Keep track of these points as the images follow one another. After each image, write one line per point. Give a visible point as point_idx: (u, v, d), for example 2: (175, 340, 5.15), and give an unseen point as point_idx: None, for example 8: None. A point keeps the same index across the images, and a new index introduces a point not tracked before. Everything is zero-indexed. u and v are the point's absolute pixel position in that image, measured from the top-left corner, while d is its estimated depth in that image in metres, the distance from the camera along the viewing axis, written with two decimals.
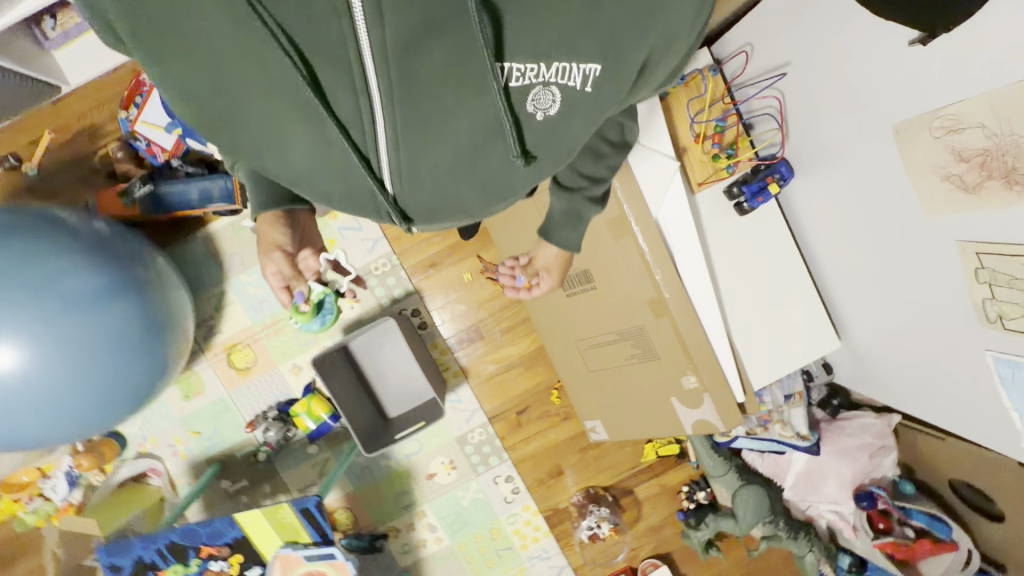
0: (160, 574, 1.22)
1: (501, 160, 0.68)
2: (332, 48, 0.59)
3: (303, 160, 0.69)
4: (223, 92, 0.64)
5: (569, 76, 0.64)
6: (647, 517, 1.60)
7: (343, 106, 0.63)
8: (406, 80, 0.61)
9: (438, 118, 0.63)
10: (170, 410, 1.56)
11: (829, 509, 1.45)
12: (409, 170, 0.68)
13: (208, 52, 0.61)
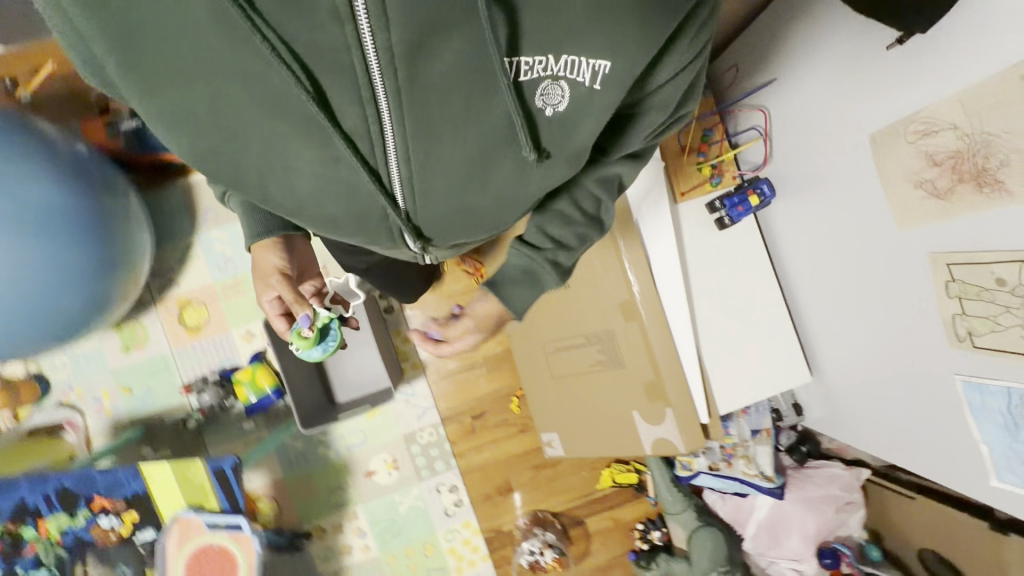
0: (39, 525, 1.00)
1: (514, 169, 0.59)
2: (332, 58, 0.47)
3: (310, 186, 0.58)
4: (211, 119, 0.53)
5: (577, 71, 0.53)
6: (595, 554, 1.47)
7: (347, 119, 0.51)
8: (416, 85, 0.49)
9: (455, 125, 0.53)
10: (106, 360, 1.41)
11: (789, 566, 1.34)
12: (425, 188, 0.59)
13: (184, 71, 0.49)
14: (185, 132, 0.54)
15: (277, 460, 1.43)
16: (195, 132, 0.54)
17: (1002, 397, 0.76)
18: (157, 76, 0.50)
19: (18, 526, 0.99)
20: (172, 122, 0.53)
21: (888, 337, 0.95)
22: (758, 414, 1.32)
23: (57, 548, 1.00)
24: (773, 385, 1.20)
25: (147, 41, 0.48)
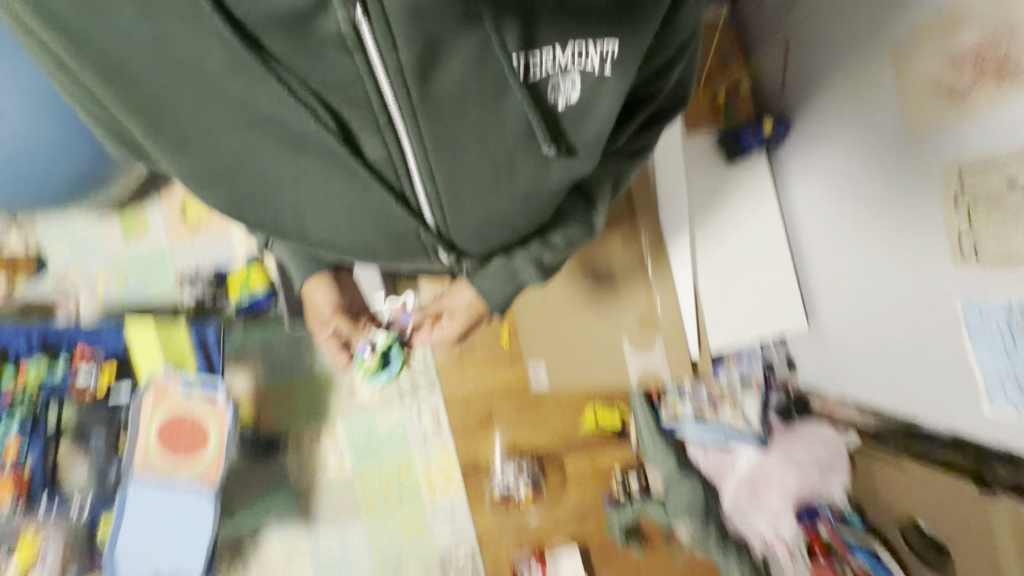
0: (21, 370, 1.03)
1: (530, 170, 0.64)
2: (346, 86, 0.54)
3: (340, 204, 0.66)
4: (245, 163, 0.62)
5: (586, 60, 0.56)
6: (569, 497, 1.44)
7: (365, 139, 0.59)
8: (428, 100, 0.55)
9: (469, 135, 0.59)
10: (105, 246, 1.42)
11: (767, 527, 1.30)
12: (446, 199, 0.65)
13: (221, 127, 0.59)
14: (228, 179, 0.63)
15: (263, 366, 1.43)
16: (240, 182, 0.64)
17: (1004, 313, 0.76)
18: (198, 136, 0.59)
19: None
20: (220, 177, 0.63)
21: (889, 263, 0.93)
22: (749, 363, 1.33)
23: (34, 395, 1.02)
24: (769, 326, 1.19)
25: (185, 108, 0.57)
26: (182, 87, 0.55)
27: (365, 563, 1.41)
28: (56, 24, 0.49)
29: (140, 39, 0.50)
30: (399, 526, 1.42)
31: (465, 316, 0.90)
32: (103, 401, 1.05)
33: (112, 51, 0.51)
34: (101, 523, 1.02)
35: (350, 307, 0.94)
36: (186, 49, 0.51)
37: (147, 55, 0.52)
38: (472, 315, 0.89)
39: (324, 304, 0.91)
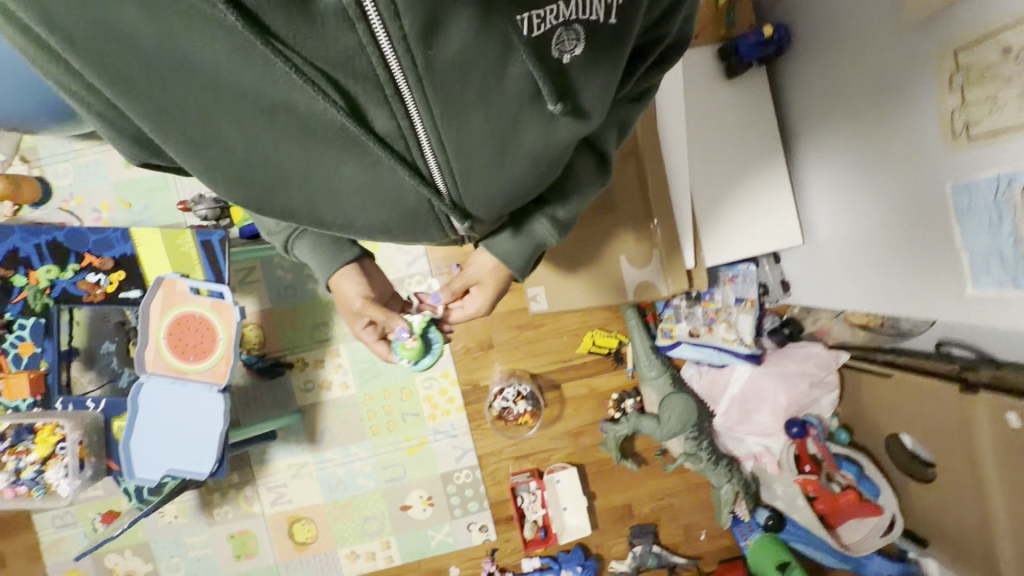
0: (30, 275, 1.02)
1: (546, 142, 0.56)
2: (338, 56, 0.44)
3: (353, 193, 0.59)
4: (251, 157, 0.54)
5: (593, 5, 0.44)
6: (567, 419, 1.49)
7: (374, 114, 0.50)
8: (435, 69, 0.46)
9: (484, 109, 0.51)
10: (107, 172, 1.43)
11: (757, 442, 1.37)
12: (464, 178, 0.58)
13: (221, 125, 0.51)
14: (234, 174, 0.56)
15: (267, 290, 1.46)
16: (244, 171, 0.56)
17: (990, 189, 0.75)
18: (196, 130, 0.51)
19: (9, 272, 1.02)
20: (223, 167, 0.55)
21: (887, 181, 0.95)
22: (744, 283, 1.35)
23: (47, 297, 1.03)
24: (761, 244, 1.21)
25: (181, 102, 0.48)
26: (174, 75, 0.46)
27: (369, 476, 1.48)
28: (48, 23, 0.41)
29: (119, 16, 0.41)
30: (401, 444, 1.48)
31: (496, 278, 0.86)
32: (113, 301, 1.03)
33: (101, 49, 0.43)
34: (116, 424, 1.05)
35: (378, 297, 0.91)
36: (180, 37, 0.43)
37: (134, 39, 0.43)
38: (500, 279, 0.87)
39: (354, 297, 0.88)
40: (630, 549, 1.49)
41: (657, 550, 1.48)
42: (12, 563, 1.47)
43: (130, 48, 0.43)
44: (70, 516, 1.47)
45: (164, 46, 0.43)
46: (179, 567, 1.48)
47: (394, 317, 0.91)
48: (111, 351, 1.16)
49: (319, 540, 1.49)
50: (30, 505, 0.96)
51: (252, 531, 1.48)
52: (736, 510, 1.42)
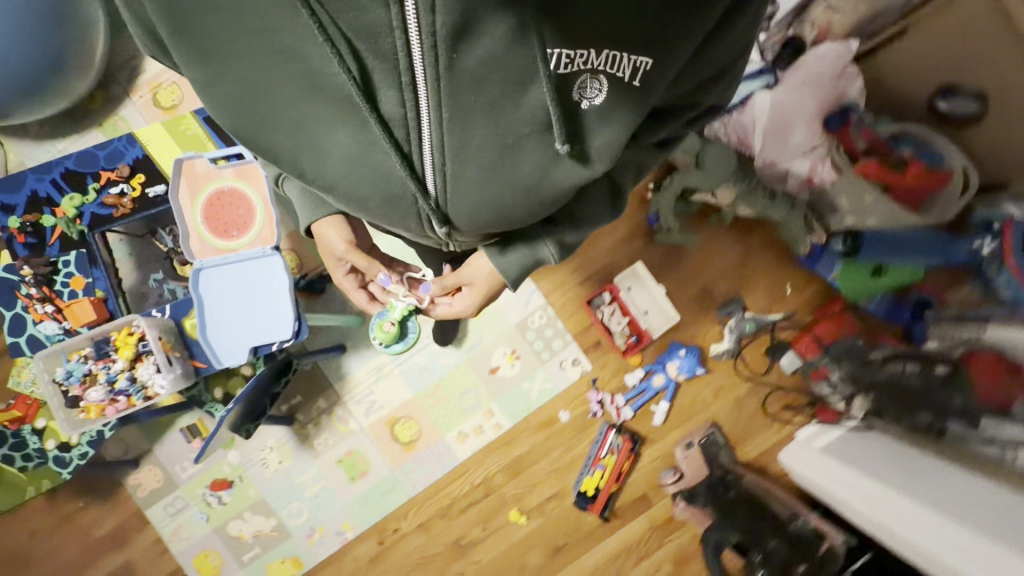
0: (57, 212, 1.02)
1: (540, 156, 0.67)
2: (377, 39, 0.56)
3: (342, 162, 0.69)
4: (253, 90, 0.65)
5: (618, 66, 0.62)
6: (614, 229, 1.47)
7: (385, 100, 0.61)
8: (455, 72, 0.59)
9: (490, 113, 0.63)
10: None
11: (806, 160, 1.32)
12: (452, 174, 0.68)
13: (232, 47, 0.62)
14: (243, 108, 0.68)
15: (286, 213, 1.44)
16: (244, 107, 0.67)
17: None
18: (218, 60, 0.63)
19: (37, 216, 1.02)
20: (218, 88, 0.66)
21: None
22: None
23: (79, 226, 1.02)
24: None
25: (220, 31, 0.61)
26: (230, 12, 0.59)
27: (448, 354, 1.46)
28: None
29: None
30: None
31: (489, 287, 0.94)
32: (143, 208, 1.03)
33: None
34: (188, 324, 1.03)
35: (360, 245, 0.97)
36: None
37: None
38: (492, 284, 0.93)
39: (336, 241, 0.94)
40: (724, 325, 1.45)
41: (749, 315, 1.44)
42: (141, 569, 1.44)
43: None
44: (179, 501, 1.44)
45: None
46: (302, 510, 1.45)
47: (375, 269, 0.99)
48: (162, 280, 1.14)
49: (423, 434, 1.46)
50: (135, 410, 0.94)
51: (358, 449, 1.45)
52: (812, 240, 1.39)
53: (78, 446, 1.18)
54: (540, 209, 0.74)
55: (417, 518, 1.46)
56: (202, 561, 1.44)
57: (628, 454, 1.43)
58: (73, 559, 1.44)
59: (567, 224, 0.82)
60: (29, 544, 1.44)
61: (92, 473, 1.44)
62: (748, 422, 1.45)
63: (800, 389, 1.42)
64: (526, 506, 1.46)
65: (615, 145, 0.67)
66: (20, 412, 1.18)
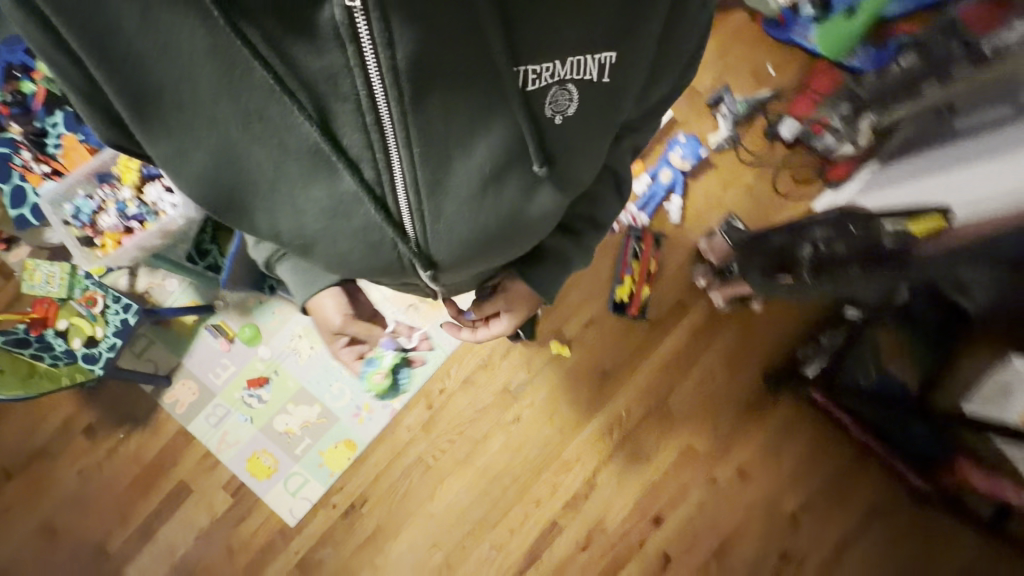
0: (35, 77, 1.08)
1: (518, 182, 0.67)
2: (334, 84, 0.55)
3: (319, 218, 0.66)
4: (219, 154, 0.62)
5: (585, 70, 0.62)
6: None
7: (350, 140, 0.59)
8: (421, 107, 0.58)
9: (461, 145, 0.62)
10: None
11: None
12: (431, 211, 0.66)
13: (192, 121, 0.59)
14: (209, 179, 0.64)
15: None
16: (216, 181, 0.65)
17: None
18: (186, 136, 0.61)
19: (17, 84, 1.08)
20: (183, 162, 0.63)
21: None
22: None
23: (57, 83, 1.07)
24: None
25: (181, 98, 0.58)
26: (185, 79, 0.56)
27: None
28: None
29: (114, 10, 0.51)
30: None
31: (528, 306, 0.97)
32: None
33: (99, 29, 0.52)
34: None
35: (359, 313, 0.98)
36: (176, 30, 0.52)
37: (129, 35, 0.53)
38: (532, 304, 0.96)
39: (334, 314, 0.93)
40: (716, 113, 1.45)
41: (738, 99, 1.45)
42: (197, 487, 1.40)
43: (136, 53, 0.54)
44: (220, 409, 1.41)
45: (189, 54, 0.54)
46: (344, 390, 1.42)
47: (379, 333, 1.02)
48: None
49: None
50: (148, 234, 1.00)
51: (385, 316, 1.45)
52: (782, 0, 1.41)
53: (105, 340, 1.16)
54: (525, 231, 0.75)
55: (461, 373, 1.44)
56: (256, 464, 1.41)
57: (652, 254, 1.42)
58: (126, 494, 1.40)
59: (592, 230, 0.88)
60: (80, 486, 1.41)
61: (128, 402, 1.41)
62: (767, 204, 1.42)
63: (804, 153, 1.43)
64: (566, 334, 1.44)
65: (582, 165, 0.71)
66: (41, 315, 1.16)
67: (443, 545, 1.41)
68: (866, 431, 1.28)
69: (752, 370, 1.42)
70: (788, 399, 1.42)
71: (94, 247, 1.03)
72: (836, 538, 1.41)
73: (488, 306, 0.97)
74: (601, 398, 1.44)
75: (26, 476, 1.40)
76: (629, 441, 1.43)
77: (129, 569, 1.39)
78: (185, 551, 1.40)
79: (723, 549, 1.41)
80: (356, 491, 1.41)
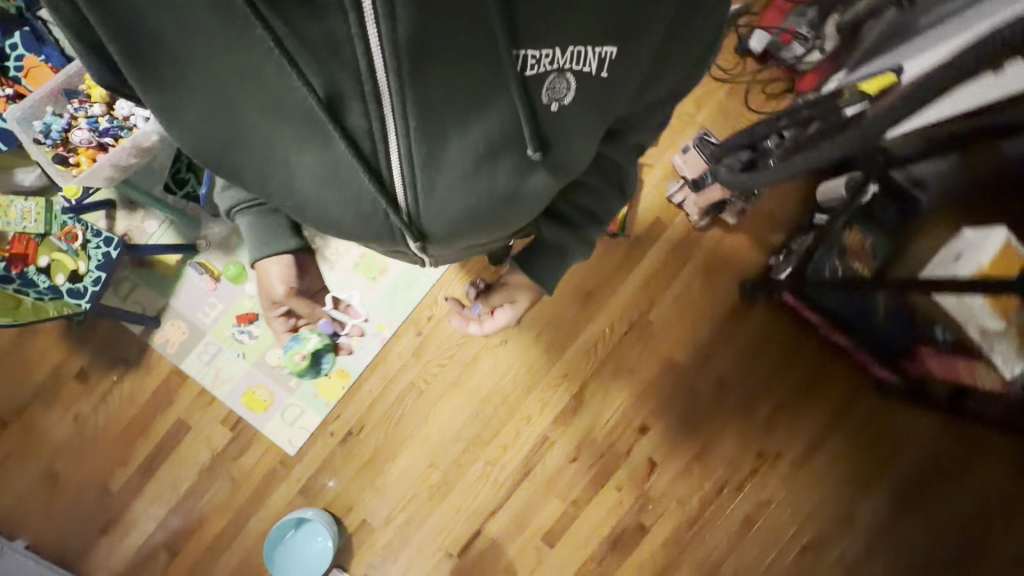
0: None
1: (516, 165, 0.67)
2: (333, 51, 0.54)
3: (312, 182, 0.67)
4: (215, 105, 0.62)
5: (584, 61, 0.61)
6: None
7: (349, 111, 0.59)
8: (418, 84, 0.57)
9: (457, 125, 0.61)
10: None
11: None
12: (426, 188, 0.66)
13: (184, 68, 0.59)
14: (207, 136, 0.65)
15: None
16: (208, 132, 0.65)
17: None
18: (187, 92, 0.62)
19: None
20: (175, 108, 0.63)
21: None
22: None
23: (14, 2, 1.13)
24: None
25: (179, 51, 0.58)
26: (186, 32, 0.56)
27: None
28: None
29: None
30: None
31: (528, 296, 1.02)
32: None
33: None
34: None
35: (304, 290, 1.02)
36: None
37: None
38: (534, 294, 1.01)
39: (279, 282, 0.96)
40: None
41: None
42: (196, 423, 1.44)
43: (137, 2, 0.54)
44: (212, 347, 1.43)
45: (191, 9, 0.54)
46: None
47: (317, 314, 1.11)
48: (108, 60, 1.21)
49: None
50: (121, 146, 1.01)
51: (369, 249, 1.47)
52: None
53: (88, 274, 1.16)
54: (523, 211, 0.75)
55: (447, 300, 1.47)
56: (252, 398, 1.44)
57: None
58: (124, 435, 1.42)
59: (590, 223, 0.87)
60: (76, 430, 1.42)
61: (118, 345, 1.42)
62: (737, 118, 1.45)
63: (773, 65, 1.45)
64: None
65: (583, 148, 0.70)
66: (21, 252, 1.16)
67: (440, 464, 1.47)
68: (836, 327, 1.36)
69: (728, 282, 1.48)
70: (762, 308, 1.48)
71: (69, 168, 1.04)
72: (808, 436, 1.50)
73: (493, 298, 1.07)
74: (584, 317, 1.49)
75: (22, 423, 1.41)
76: (613, 357, 1.49)
77: (135, 506, 1.42)
78: (189, 485, 1.43)
79: (705, 452, 1.50)
80: (353, 418, 1.46)
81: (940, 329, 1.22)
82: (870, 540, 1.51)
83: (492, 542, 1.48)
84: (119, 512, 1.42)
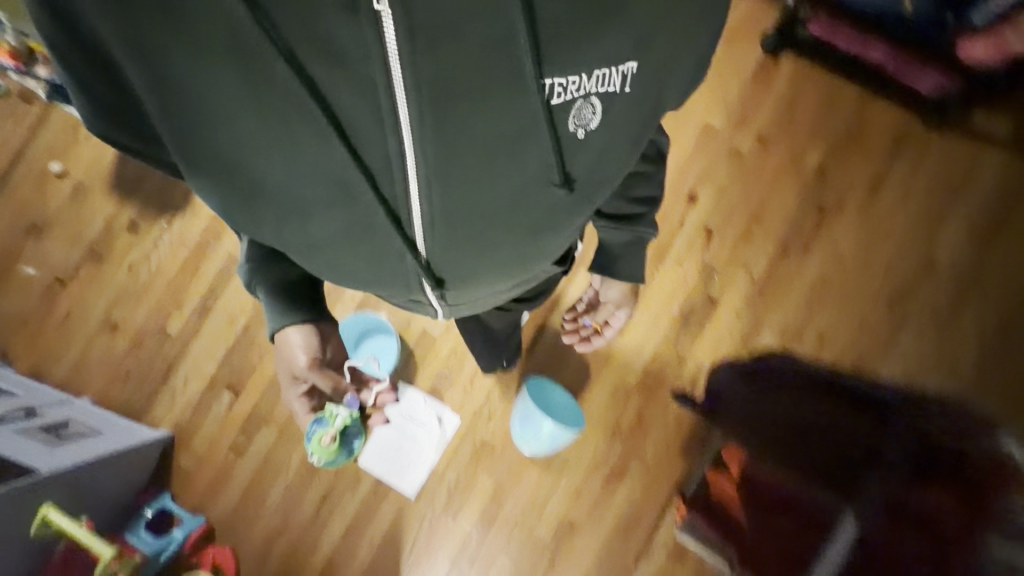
0: None
1: (546, 203, 0.63)
2: (365, 105, 0.51)
3: (334, 238, 0.61)
4: (237, 168, 0.55)
5: (609, 82, 0.58)
6: None
7: (373, 161, 0.54)
8: (447, 133, 0.53)
9: (487, 178, 0.58)
10: None
11: None
12: (448, 240, 0.61)
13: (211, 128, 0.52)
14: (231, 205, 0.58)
15: None
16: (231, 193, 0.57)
17: None
18: (215, 160, 0.54)
19: None
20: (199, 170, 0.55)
21: None
22: None
23: None
24: None
25: (218, 122, 0.52)
26: (217, 94, 0.50)
27: None
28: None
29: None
30: None
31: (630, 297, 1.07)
32: None
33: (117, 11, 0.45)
34: None
35: (330, 359, 0.83)
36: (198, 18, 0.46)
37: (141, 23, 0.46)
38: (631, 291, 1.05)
39: (301, 351, 0.78)
40: None
41: None
42: None
43: (182, 63, 0.48)
44: None
45: (237, 78, 0.49)
46: None
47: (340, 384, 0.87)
48: None
49: None
50: None
51: None
52: None
53: None
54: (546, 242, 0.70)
55: None
56: None
57: None
58: (178, 280, 1.42)
59: (649, 209, 0.83)
60: (132, 280, 1.43)
61: (166, 190, 1.45)
62: None
63: None
64: None
65: (606, 170, 0.66)
66: None
67: None
68: (870, 39, 1.35)
69: (750, 46, 1.49)
70: (788, 64, 1.48)
71: None
72: (865, 182, 1.45)
73: (602, 310, 1.09)
74: None
75: (81, 277, 1.43)
76: None
77: (194, 348, 1.40)
78: (245, 321, 1.41)
79: (760, 216, 1.44)
80: None
81: (976, 12, 1.21)
82: (964, 281, 1.40)
83: (559, 339, 1.41)
84: (178, 356, 1.40)
